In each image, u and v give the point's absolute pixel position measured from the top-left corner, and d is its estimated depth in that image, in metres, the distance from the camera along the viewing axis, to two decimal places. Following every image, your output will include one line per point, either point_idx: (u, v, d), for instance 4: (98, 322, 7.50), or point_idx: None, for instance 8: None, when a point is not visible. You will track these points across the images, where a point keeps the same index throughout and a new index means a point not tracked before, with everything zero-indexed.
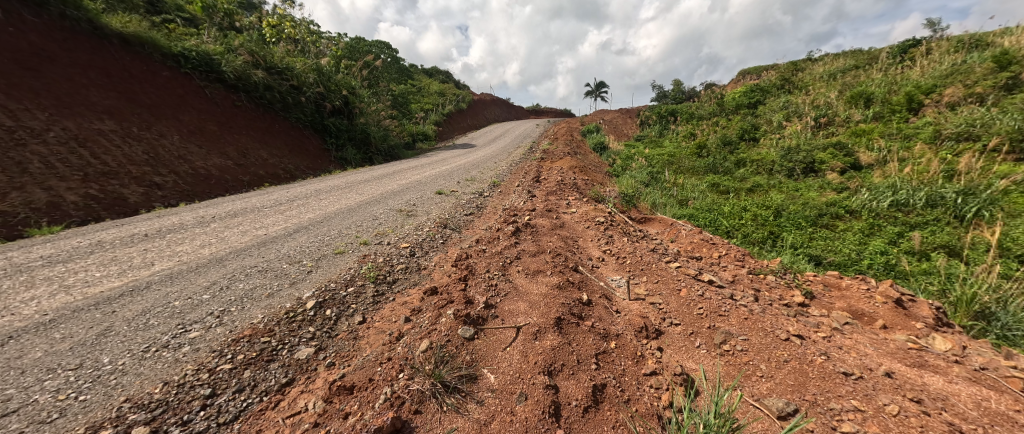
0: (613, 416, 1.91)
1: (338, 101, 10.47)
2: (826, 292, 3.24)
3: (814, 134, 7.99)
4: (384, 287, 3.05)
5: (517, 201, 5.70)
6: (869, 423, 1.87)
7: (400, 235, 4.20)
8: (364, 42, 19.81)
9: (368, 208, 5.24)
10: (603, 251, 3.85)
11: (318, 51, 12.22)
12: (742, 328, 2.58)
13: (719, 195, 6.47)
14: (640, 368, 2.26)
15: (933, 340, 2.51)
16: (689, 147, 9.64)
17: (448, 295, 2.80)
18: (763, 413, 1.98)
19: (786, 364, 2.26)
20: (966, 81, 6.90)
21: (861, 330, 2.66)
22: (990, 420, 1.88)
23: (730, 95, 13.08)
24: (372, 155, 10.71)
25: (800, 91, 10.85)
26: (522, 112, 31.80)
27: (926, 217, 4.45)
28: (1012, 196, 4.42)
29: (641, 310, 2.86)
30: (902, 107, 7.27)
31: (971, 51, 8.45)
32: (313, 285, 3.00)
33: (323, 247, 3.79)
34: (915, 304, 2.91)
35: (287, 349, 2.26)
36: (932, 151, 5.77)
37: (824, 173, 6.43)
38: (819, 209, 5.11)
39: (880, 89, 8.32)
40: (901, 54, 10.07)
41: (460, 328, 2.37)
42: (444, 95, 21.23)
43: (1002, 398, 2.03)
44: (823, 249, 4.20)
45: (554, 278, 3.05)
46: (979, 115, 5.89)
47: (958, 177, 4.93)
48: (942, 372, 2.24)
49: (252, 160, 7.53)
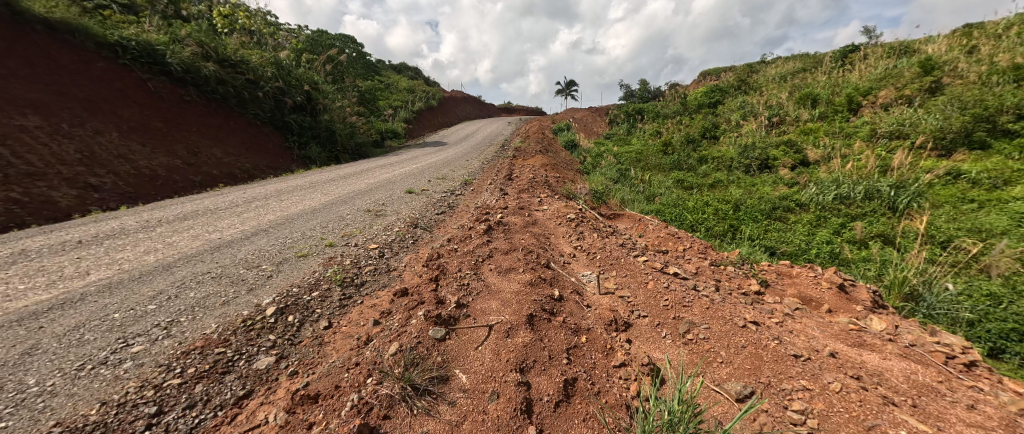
0: (584, 409, 1.95)
1: (299, 97, 10.00)
2: (779, 279, 3.46)
3: (768, 132, 8.49)
4: (351, 290, 2.94)
5: (489, 199, 5.68)
6: (816, 400, 2.01)
7: (368, 235, 4.08)
8: (326, 36, 19.04)
9: (334, 209, 5.04)
10: (574, 248, 3.91)
11: (276, 43, 11.62)
12: (705, 317, 2.70)
13: (684, 191, 6.75)
14: (610, 360, 2.31)
15: (871, 321, 2.75)
16: (656, 144, 9.98)
17: (419, 295, 2.75)
18: (722, 397, 2.09)
19: (743, 349, 2.39)
20: (897, 84, 7.57)
21: (809, 314, 2.87)
22: (917, 391, 2.07)
23: (693, 94, 13.66)
24: (338, 153, 10.31)
25: (755, 92, 11.48)
26: (494, 108, 31.64)
27: (865, 209, 4.85)
28: (935, 189, 4.90)
29: (610, 304, 2.94)
30: (844, 108, 7.88)
31: (901, 56, 9.27)
32: (273, 291, 2.85)
33: (285, 250, 3.61)
34: (856, 288, 3.17)
35: (243, 360, 2.13)
36: (870, 147, 6.30)
37: (777, 168, 6.86)
38: (773, 203, 5.44)
39: (825, 91, 8.95)
40: (842, 58, 10.87)
41: (431, 329, 2.34)
42: (414, 92, 20.80)
43: (927, 371, 2.25)
44: (777, 240, 4.49)
45: (526, 276, 3.07)
46: (908, 115, 6.48)
47: (891, 172, 5.40)
48: (878, 349, 2.45)
49: (204, 159, 7.04)
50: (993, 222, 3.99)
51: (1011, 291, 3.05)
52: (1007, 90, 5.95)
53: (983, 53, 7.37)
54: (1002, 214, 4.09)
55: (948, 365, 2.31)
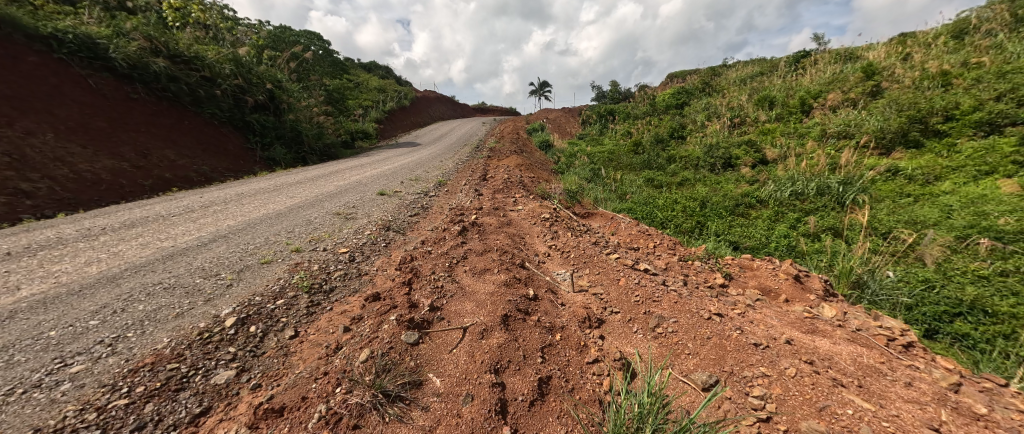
0: (558, 407, 1.97)
1: (262, 95, 9.54)
2: (741, 272, 3.63)
3: (730, 132, 8.91)
4: (320, 297, 2.84)
5: (464, 200, 5.63)
6: (774, 385, 2.13)
7: (338, 239, 3.96)
8: (290, 32, 18.29)
9: (301, 213, 4.85)
10: (549, 247, 3.94)
11: (235, 39, 11.04)
12: (673, 311, 2.80)
13: (654, 189, 6.96)
14: (584, 357, 2.35)
15: (822, 309, 2.95)
16: (627, 144, 10.23)
17: (391, 300, 2.69)
18: (689, 387, 2.18)
19: (708, 340, 2.50)
20: (843, 87, 8.15)
21: (768, 305, 3.04)
22: (863, 372, 2.24)
23: (661, 96, 14.12)
24: (305, 154, 9.93)
25: (718, 94, 12.01)
26: (468, 109, 31.46)
27: (817, 204, 5.17)
28: (877, 185, 5.31)
29: (584, 301, 2.99)
30: (798, 110, 8.40)
31: (846, 62, 9.97)
32: (233, 300, 2.70)
33: (246, 257, 3.44)
34: (809, 278, 3.38)
35: (200, 375, 2.01)
36: (821, 147, 6.75)
37: (739, 167, 7.23)
38: (736, 200, 5.71)
39: (780, 93, 9.49)
40: (795, 63, 11.55)
41: (403, 334, 2.29)
42: (384, 91, 20.33)
43: (871, 353, 2.44)
44: (740, 235, 4.72)
45: (501, 276, 3.07)
46: (853, 116, 6.99)
47: (840, 169, 5.81)
48: (829, 335, 2.63)
49: (155, 161, 6.58)
50: (926, 214, 4.36)
51: (942, 277, 3.37)
52: (936, 94, 6.52)
53: (915, 60, 8.03)
54: (934, 208, 4.48)
55: (889, 347, 2.51)
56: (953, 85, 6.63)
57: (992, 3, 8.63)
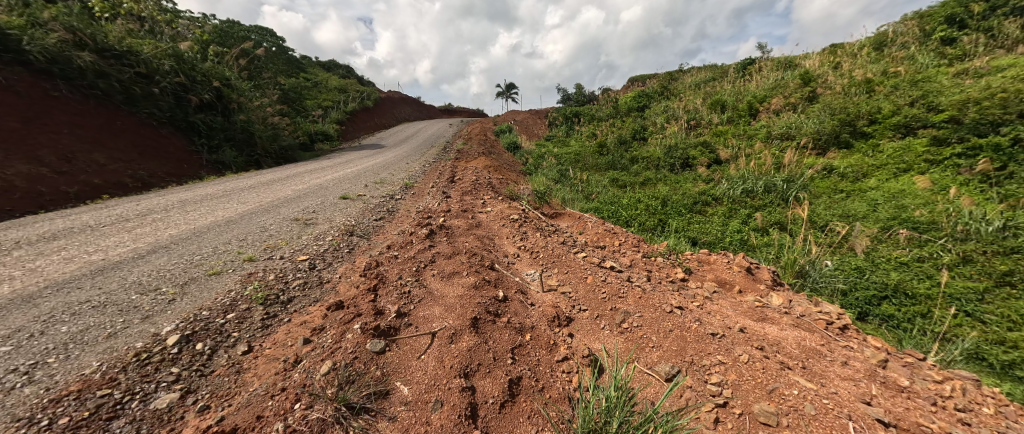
0: (528, 407, 1.99)
1: (208, 94, 8.88)
2: (700, 266, 3.83)
3: (687, 133, 9.37)
4: (276, 309, 2.68)
5: (431, 203, 5.53)
6: (729, 372, 2.26)
7: (297, 246, 3.76)
8: (239, 27, 17.20)
9: (254, 219, 4.57)
10: (518, 248, 3.96)
11: (175, 33, 10.22)
12: (638, 307, 2.89)
13: (618, 189, 7.20)
14: (553, 355, 2.39)
15: (771, 298, 3.17)
16: (592, 146, 10.49)
17: (355, 308, 2.59)
18: (654, 379, 2.26)
19: (671, 332, 2.60)
20: (785, 93, 8.82)
21: (724, 296, 3.22)
22: (807, 355, 2.42)
23: (623, 98, 14.61)
24: (259, 157, 9.38)
25: (675, 97, 12.61)
26: (434, 110, 31.03)
27: (765, 201, 5.56)
28: (816, 182, 5.79)
29: (553, 300, 3.03)
30: (746, 113, 8.99)
31: (787, 69, 10.80)
32: (176, 316, 2.49)
33: (191, 269, 3.18)
34: (760, 270, 3.63)
35: (137, 400, 1.83)
36: (767, 147, 7.27)
37: (696, 167, 7.63)
38: (694, 198, 6.01)
39: (730, 98, 10.10)
40: (743, 69, 12.35)
41: (368, 342, 2.21)
42: (345, 91, 19.59)
43: (812, 336, 2.65)
44: (698, 231, 4.98)
45: (470, 279, 3.04)
46: (794, 119, 7.58)
47: (784, 168, 6.28)
48: (776, 322, 2.83)
49: (82, 166, 5.96)
50: (857, 208, 4.81)
51: (871, 264, 3.76)
52: (862, 100, 7.21)
53: (844, 68, 8.84)
54: (863, 202, 4.96)
55: (828, 330, 2.74)
56: (876, 92, 7.36)
57: (905, 20, 9.67)
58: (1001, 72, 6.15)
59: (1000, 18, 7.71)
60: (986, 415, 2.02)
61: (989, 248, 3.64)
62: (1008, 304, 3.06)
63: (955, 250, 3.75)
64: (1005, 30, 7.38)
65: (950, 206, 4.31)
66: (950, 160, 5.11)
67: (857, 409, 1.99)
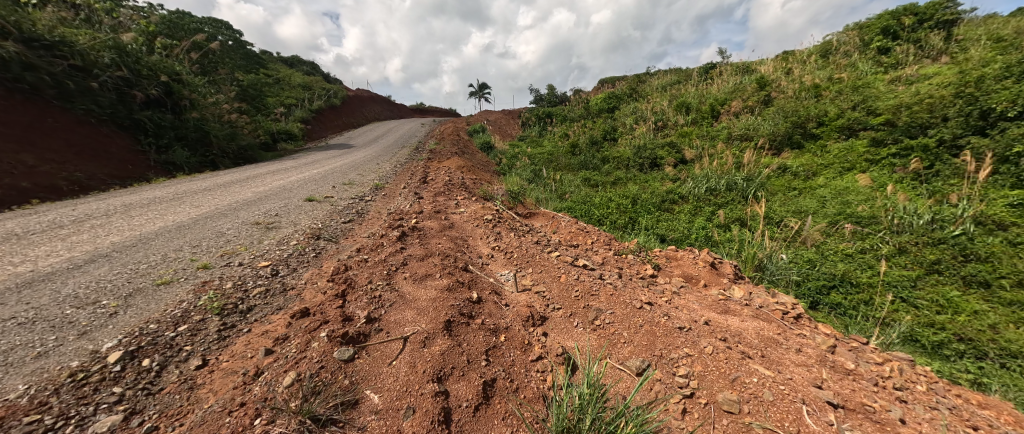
0: (503, 408, 1.98)
1: (155, 90, 8.27)
2: (668, 262, 3.95)
3: (655, 134, 9.68)
4: (234, 318, 2.52)
5: (403, 204, 5.41)
6: (696, 363, 2.34)
7: (257, 252, 3.56)
8: (191, 19, 16.13)
9: (210, 224, 4.30)
10: (492, 248, 3.94)
11: (116, 23, 9.45)
12: (610, 304, 2.95)
13: (591, 189, 7.33)
14: (527, 355, 2.39)
15: (733, 291, 3.33)
16: (564, 146, 10.63)
17: (321, 315, 2.48)
18: (625, 374, 2.32)
19: (641, 327, 2.67)
20: (743, 96, 9.30)
21: (690, 290, 3.35)
22: (766, 344, 2.56)
23: (594, 100, 14.89)
24: (215, 157, 8.83)
25: (643, 99, 12.98)
26: (405, 109, 30.44)
27: (727, 199, 5.82)
28: (772, 180, 6.13)
29: (527, 300, 3.03)
30: (709, 115, 9.39)
31: (745, 74, 11.39)
32: (119, 331, 2.30)
33: (136, 279, 2.95)
34: (723, 265, 3.79)
35: (72, 425, 1.67)
36: (729, 147, 7.62)
37: (663, 166, 7.89)
38: (662, 196, 6.20)
39: (694, 100, 10.51)
40: (705, 73, 12.91)
41: (336, 350, 2.13)
42: (309, 89, 18.83)
43: (770, 326, 2.80)
44: (667, 228, 5.15)
45: (443, 281, 2.99)
46: (751, 121, 7.99)
47: (744, 167, 6.61)
48: (738, 314, 2.97)
49: (7, 167, 5.39)
50: (809, 204, 5.14)
51: (821, 257, 4.04)
52: (812, 103, 7.71)
53: (795, 74, 9.42)
54: (813, 199, 5.31)
55: (784, 320, 2.91)
56: (823, 96, 7.90)
57: (846, 30, 10.44)
58: (928, 79, 6.75)
59: (926, 31, 8.48)
60: (920, 392, 2.22)
61: (919, 239, 4.00)
62: (935, 290, 3.39)
63: (891, 242, 4.09)
64: (931, 42, 8.12)
65: (888, 201, 4.69)
66: (887, 160, 5.57)
67: (810, 392, 2.12)
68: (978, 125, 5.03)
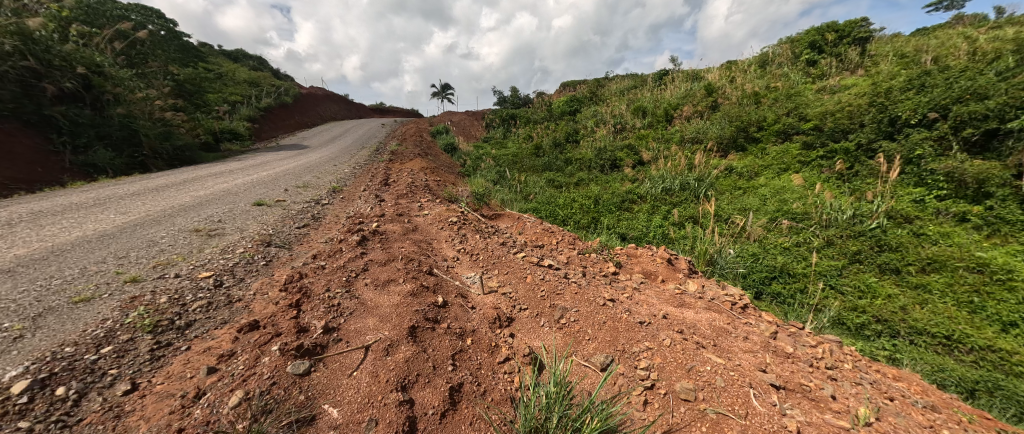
0: (470, 413, 1.95)
1: (70, 82, 7.42)
2: (629, 259, 4.09)
3: (614, 136, 10.00)
4: (171, 336, 2.29)
5: (362, 207, 5.20)
6: (655, 356, 2.42)
7: (197, 262, 3.27)
8: (115, 5, 14.60)
9: (140, 232, 3.89)
10: (457, 251, 3.88)
11: (20, 6, 8.34)
12: (575, 302, 2.99)
13: (555, 190, 7.44)
14: (495, 357, 2.38)
15: (689, 285, 3.51)
16: (528, 147, 10.72)
17: (273, 327, 2.31)
18: (590, 370, 2.36)
19: (604, 324, 2.73)
20: (693, 101, 9.85)
21: (650, 286, 3.49)
22: (718, 334, 2.70)
23: (556, 102, 15.16)
24: (146, 158, 8.03)
25: (602, 103, 13.38)
26: (365, 109, 29.41)
27: (681, 198, 6.12)
28: (720, 180, 6.53)
29: (494, 302, 3.01)
30: (663, 118, 9.85)
31: (694, 81, 12.08)
32: (26, 357, 2.01)
33: (47, 297, 2.60)
34: (679, 260, 3.98)
35: None
36: (682, 149, 8.03)
37: (622, 168, 8.18)
38: (623, 196, 6.41)
39: (650, 104, 10.98)
40: (659, 79, 13.55)
41: (290, 365, 1.99)
42: (257, 86, 17.66)
43: (721, 317, 2.97)
44: (627, 227, 5.33)
45: (407, 286, 2.89)
46: (701, 124, 8.47)
47: (695, 167, 6.99)
48: (693, 307, 3.12)
49: None
50: (752, 202, 5.53)
51: (764, 250, 4.36)
52: (753, 109, 8.32)
53: (738, 82, 10.12)
54: (756, 197, 5.72)
55: (733, 310, 3.11)
56: (762, 103, 8.55)
57: (780, 43, 11.38)
58: (848, 89, 7.50)
59: (846, 46, 9.45)
60: (847, 370, 2.45)
61: (844, 232, 4.42)
62: (858, 277, 3.77)
63: (821, 235, 4.49)
64: (849, 57, 9.04)
65: (818, 198, 5.15)
66: (816, 161, 6.13)
67: (756, 376, 2.26)
68: (887, 131, 5.69)
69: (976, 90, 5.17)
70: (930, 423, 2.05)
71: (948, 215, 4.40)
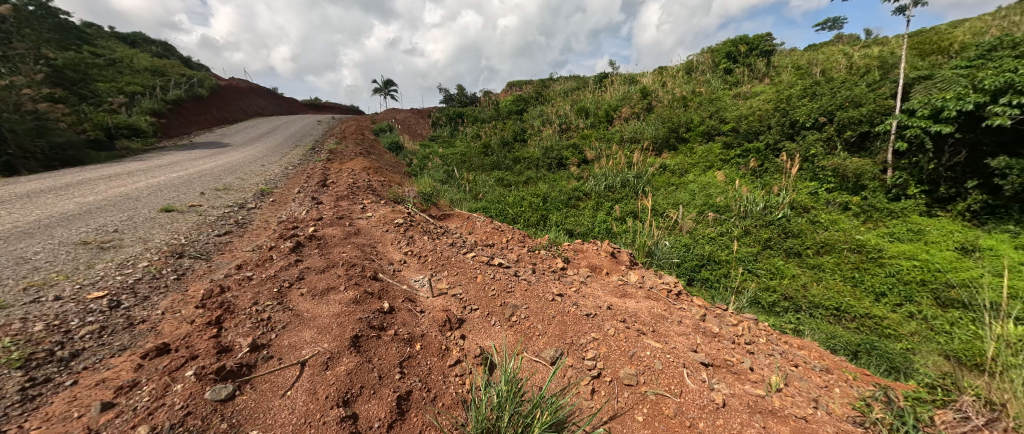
0: (420, 421, 1.87)
1: None
2: (576, 254, 4.22)
3: (560, 136, 10.27)
4: (50, 371, 1.92)
5: (296, 211, 4.80)
6: (601, 345, 2.52)
7: (86, 281, 2.78)
8: None
9: (6, 247, 3.24)
10: (404, 253, 3.72)
11: None
12: (525, 299, 3.01)
13: (504, 189, 7.46)
14: (445, 361, 2.32)
15: (630, 276, 3.70)
16: (476, 146, 10.64)
17: (188, 349, 2.04)
18: (541, 364, 2.39)
19: (553, 318, 2.78)
20: (631, 103, 10.44)
21: (596, 279, 3.63)
22: (656, 320, 2.88)
23: (503, 102, 15.23)
24: (13, 158, 6.70)
25: (548, 103, 13.68)
26: (299, 105, 27.28)
27: (622, 194, 6.44)
28: (656, 177, 6.98)
29: (443, 304, 2.93)
30: (605, 118, 10.31)
31: (631, 84, 12.81)
32: None
33: None
34: (621, 253, 4.18)
35: None
36: (622, 148, 8.45)
37: (568, 166, 8.43)
38: (569, 194, 6.60)
39: (592, 105, 11.43)
40: (600, 81, 14.17)
41: (210, 390, 1.77)
42: (165, 77, 15.57)
43: (659, 304, 3.17)
44: (574, 223, 5.51)
45: (349, 294, 2.71)
46: (638, 125, 9.00)
47: (634, 165, 7.40)
48: (634, 296, 3.30)
49: None
50: (683, 197, 5.99)
51: (695, 241, 4.74)
52: (683, 111, 9.01)
53: (669, 86, 10.90)
54: (686, 192, 6.21)
55: (669, 297, 3.34)
56: (690, 106, 9.29)
57: (703, 52, 12.46)
58: (758, 95, 8.40)
59: (756, 57, 10.61)
60: (762, 344, 2.74)
61: (758, 222, 4.95)
62: (770, 261, 4.24)
63: (740, 225, 4.98)
64: (758, 67, 10.14)
65: (737, 193, 5.71)
66: (734, 160, 6.81)
67: (689, 357, 2.44)
68: (789, 132, 6.50)
69: (853, 98, 6.06)
70: (825, 384, 2.36)
71: (835, 205, 5.13)
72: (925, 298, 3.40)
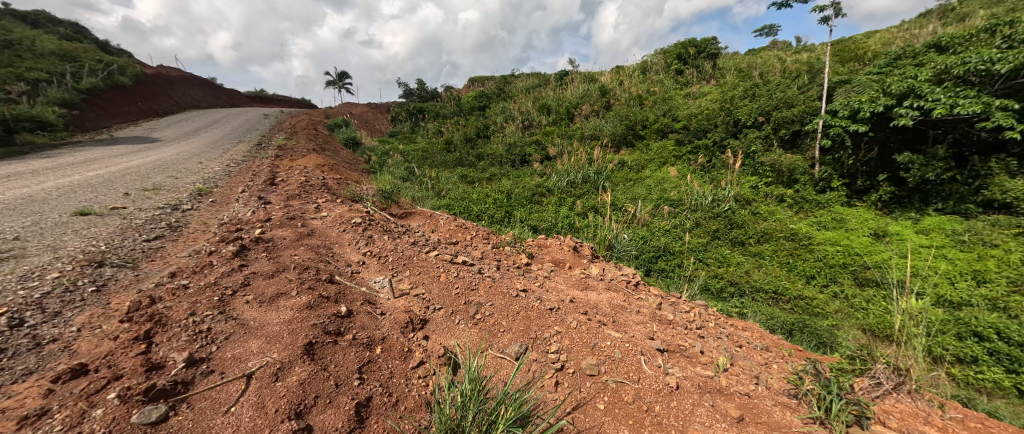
0: (380, 426, 1.81)
1: None
2: (539, 249, 4.26)
3: (522, 133, 10.31)
4: None
5: (240, 211, 4.45)
6: (564, 338, 2.56)
7: None
8: None
9: None
10: (363, 254, 3.57)
11: None
12: (489, 296, 2.99)
13: (468, 185, 7.38)
14: (407, 363, 2.25)
15: (592, 269, 3.80)
16: (438, 143, 10.43)
17: (112, 369, 1.83)
18: (506, 360, 2.39)
19: (517, 314, 2.79)
20: (590, 101, 10.68)
21: (559, 273, 3.69)
22: (616, 311, 2.98)
23: (464, 97, 15.03)
24: None
25: (510, 100, 13.68)
26: (242, 97, 25.29)
27: (583, 190, 6.59)
28: (615, 173, 7.21)
29: (405, 305, 2.84)
30: (566, 115, 10.49)
31: (590, 82, 13.11)
32: None
33: None
34: (583, 247, 4.27)
35: None
36: (582, 144, 8.63)
37: (530, 162, 8.49)
38: (532, 190, 6.65)
39: (553, 103, 11.56)
40: (560, 79, 14.36)
41: (138, 412, 1.59)
42: (78, 63, 13.78)
43: (619, 295, 3.28)
44: (538, 219, 5.56)
45: (301, 299, 2.55)
46: (598, 122, 9.23)
47: (594, 161, 7.59)
48: (596, 288, 3.39)
49: None
50: (640, 192, 6.24)
51: (652, 234, 4.95)
52: (639, 109, 9.36)
53: (626, 85, 11.28)
54: (643, 187, 6.47)
55: (627, 288, 3.47)
56: (645, 104, 9.67)
57: (656, 53, 12.98)
58: (706, 96, 8.90)
59: (704, 59, 11.23)
60: (711, 328, 2.92)
61: (708, 214, 5.26)
62: (718, 251, 4.52)
63: (692, 217, 5.26)
64: (705, 68, 10.74)
65: (689, 187, 6.05)
66: (686, 156, 7.19)
67: (646, 344, 2.55)
68: (733, 130, 6.95)
69: (786, 99, 6.58)
70: (765, 361, 2.57)
71: (773, 197, 5.57)
72: (847, 279, 3.78)
